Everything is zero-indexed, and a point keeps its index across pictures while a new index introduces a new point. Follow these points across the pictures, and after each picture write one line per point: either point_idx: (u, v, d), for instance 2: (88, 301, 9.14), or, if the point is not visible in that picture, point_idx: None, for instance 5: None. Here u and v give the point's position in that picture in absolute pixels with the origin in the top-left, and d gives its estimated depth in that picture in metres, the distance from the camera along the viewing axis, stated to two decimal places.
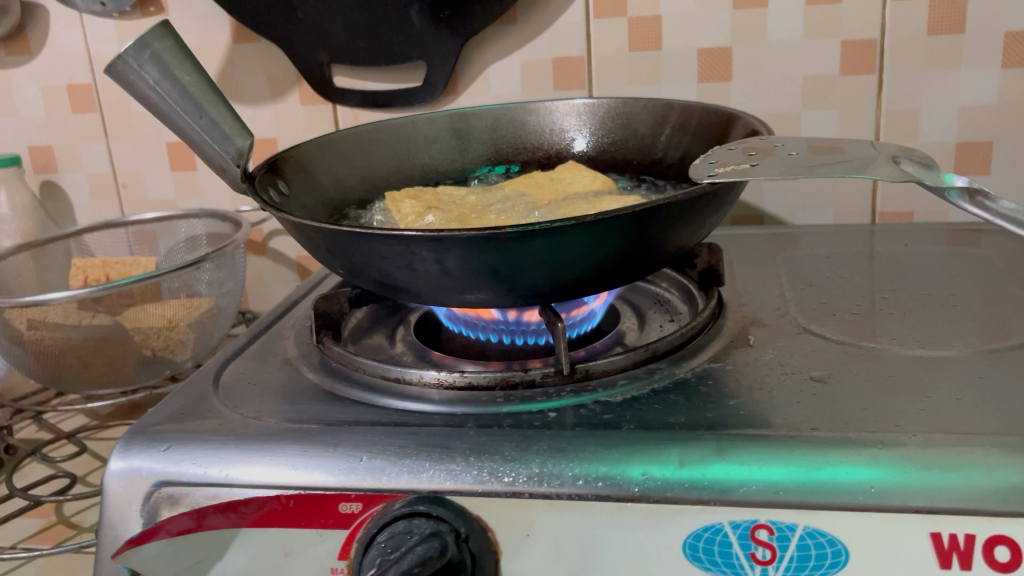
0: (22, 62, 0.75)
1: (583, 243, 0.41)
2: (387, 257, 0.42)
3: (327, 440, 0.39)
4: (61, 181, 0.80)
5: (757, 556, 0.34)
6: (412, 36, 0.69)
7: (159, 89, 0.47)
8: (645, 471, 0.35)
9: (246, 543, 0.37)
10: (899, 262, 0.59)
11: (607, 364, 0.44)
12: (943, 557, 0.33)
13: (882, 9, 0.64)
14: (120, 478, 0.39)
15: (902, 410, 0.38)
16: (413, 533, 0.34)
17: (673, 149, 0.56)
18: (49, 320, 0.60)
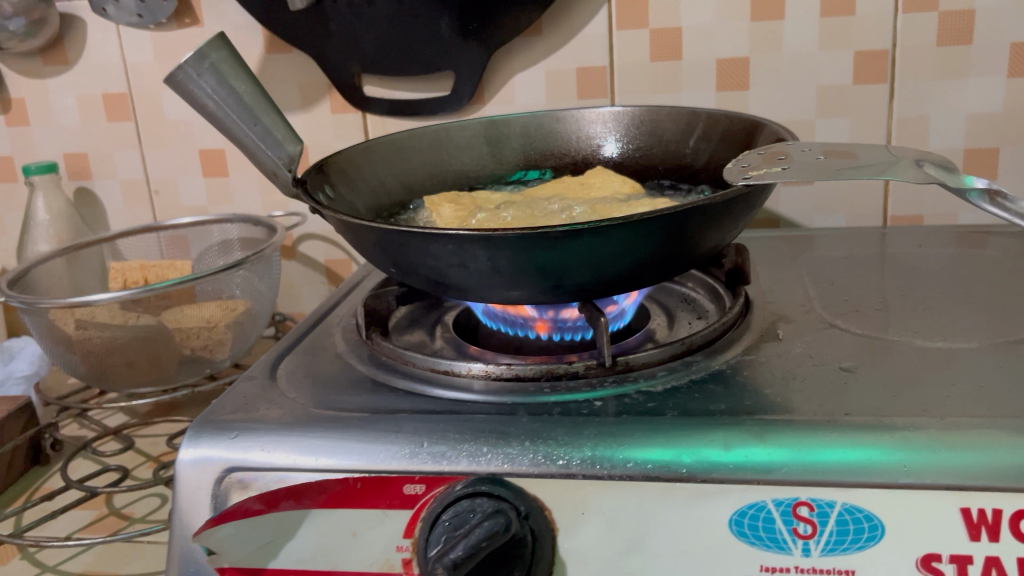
0: (59, 72, 0.78)
1: (626, 244, 0.43)
2: (441, 256, 0.44)
3: (389, 427, 0.41)
4: (95, 187, 0.82)
5: (799, 531, 0.36)
6: (441, 47, 0.71)
7: (216, 97, 0.50)
8: (691, 454, 0.38)
9: (315, 525, 0.39)
10: (913, 262, 0.61)
11: (646, 357, 0.46)
12: (972, 530, 0.35)
13: (893, 20, 0.67)
14: (191, 466, 0.41)
15: (929, 397, 0.41)
16: (476, 512, 0.36)
17: (699, 155, 0.58)
18: (96, 320, 0.62)
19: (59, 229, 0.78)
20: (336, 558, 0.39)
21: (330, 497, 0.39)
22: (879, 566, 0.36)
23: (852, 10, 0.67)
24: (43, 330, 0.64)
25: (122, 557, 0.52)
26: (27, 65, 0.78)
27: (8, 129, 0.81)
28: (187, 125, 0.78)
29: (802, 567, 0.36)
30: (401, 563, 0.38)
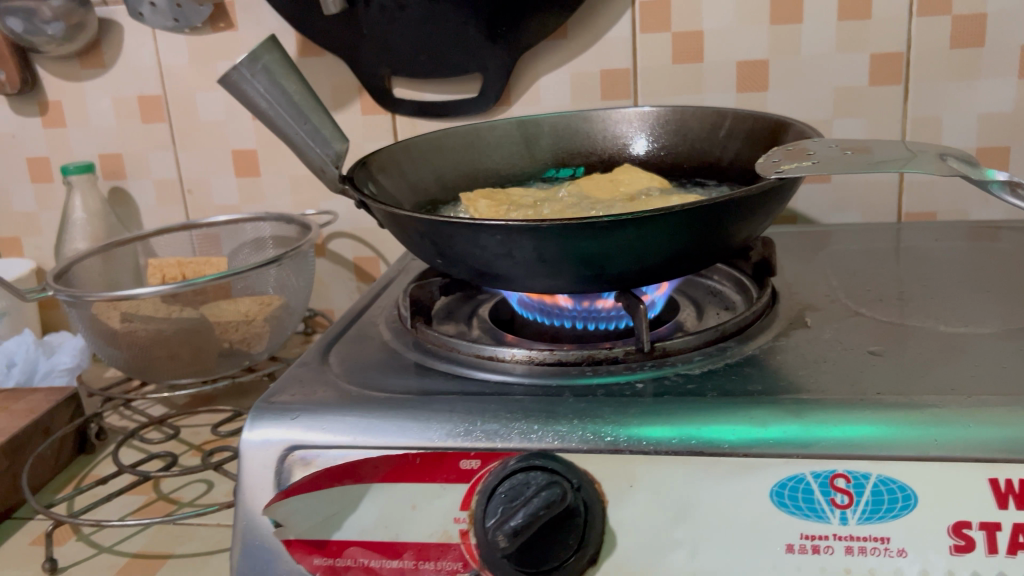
0: (96, 75, 0.80)
1: (667, 235, 0.45)
2: (488, 247, 0.46)
3: (443, 408, 0.43)
4: (129, 187, 0.84)
5: (837, 501, 0.38)
6: (470, 50, 0.74)
7: (268, 97, 0.52)
8: (733, 431, 0.40)
9: (376, 499, 0.41)
10: (930, 255, 0.64)
11: (681, 344, 0.48)
12: (1000, 500, 0.37)
13: (908, 24, 0.69)
14: (254, 446, 0.43)
15: (956, 377, 0.43)
16: (531, 484, 0.38)
17: (726, 153, 0.61)
18: (141, 313, 0.64)
19: (95, 228, 0.81)
20: (397, 530, 0.41)
21: (391, 471, 0.41)
22: (914, 534, 0.37)
23: (868, 13, 0.69)
24: (88, 324, 0.66)
25: (175, 539, 0.54)
26: (65, 69, 0.80)
27: (45, 130, 0.83)
28: (221, 127, 0.81)
29: (841, 536, 0.38)
30: (458, 535, 0.40)
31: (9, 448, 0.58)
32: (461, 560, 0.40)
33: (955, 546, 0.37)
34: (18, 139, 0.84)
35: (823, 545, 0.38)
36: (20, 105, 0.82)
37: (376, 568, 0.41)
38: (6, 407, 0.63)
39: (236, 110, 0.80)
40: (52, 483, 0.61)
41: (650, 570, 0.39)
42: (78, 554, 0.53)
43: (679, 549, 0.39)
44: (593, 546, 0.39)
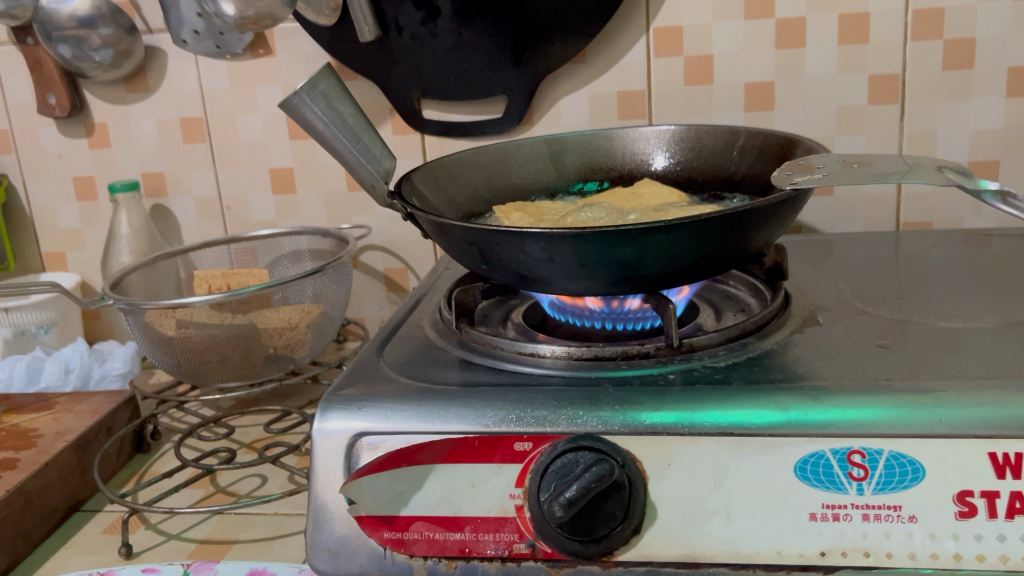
0: (140, 98, 0.86)
1: (694, 240, 0.50)
2: (531, 253, 0.50)
3: (495, 398, 0.48)
4: (170, 205, 0.90)
5: (854, 474, 0.43)
6: (496, 74, 0.79)
7: (325, 119, 0.57)
8: (760, 415, 0.44)
9: (439, 478, 0.45)
10: (928, 260, 0.69)
11: (707, 340, 0.53)
12: (998, 470, 0.42)
13: (903, 48, 0.75)
14: (324, 434, 0.48)
15: (956, 365, 0.48)
16: (580, 462, 0.43)
17: (740, 167, 0.66)
18: (195, 320, 0.69)
19: (140, 242, 0.85)
20: (459, 506, 0.45)
21: (452, 452, 0.46)
22: (923, 502, 0.42)
23: (866, 38, 0.75)
24: (142, 331, 0.71)
25: (237, 526, 0.58)
26: (111, 93, 0.86)
27: (91, 151, 0.88)
28: (259, 147, 0.86)
29: (858, 505, 0.42)
30: (514, 509, 0.45)
31: (78, 444, 0.62)
32: (518, 531, 0.45)
33: (960, 512, 0.42)
34: (65, 159, 0.89)
35: (842, 513, 0.42)
36: (67, 127, 0.88)
37: (440, 540, 0.45)
38: (70, 407, 0.68)
39: (274, 130, 0.85)
40: (115, 478, 0.65)
41: (688, 538, 0.44)
42: (148, 541, 0.57)
43: (713, 518, 0.43)
44: (636, 516, 0.44)
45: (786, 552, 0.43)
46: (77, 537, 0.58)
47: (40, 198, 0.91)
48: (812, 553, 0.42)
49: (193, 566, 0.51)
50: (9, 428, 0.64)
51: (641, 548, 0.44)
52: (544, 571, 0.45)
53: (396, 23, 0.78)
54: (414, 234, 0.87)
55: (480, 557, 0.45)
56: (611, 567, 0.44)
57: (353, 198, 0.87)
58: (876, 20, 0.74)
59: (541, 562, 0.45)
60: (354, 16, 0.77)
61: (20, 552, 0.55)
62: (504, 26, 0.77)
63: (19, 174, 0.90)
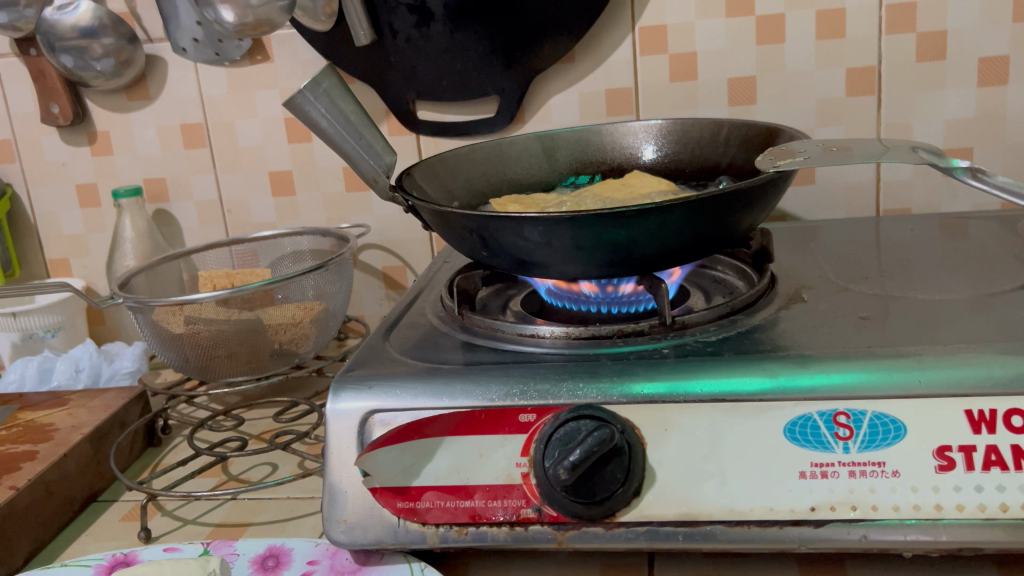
0: (142, 106, 0.88)
1: (685, 222, 0.52)
2: (529, 238, 0.53)
3: (500, 374, 0.50)
4: (172, 209, 0.92)
5: (840, 434, 0.45)
6: (489, 75, 0.82)
7: (328, 117, 0.60)
8: (750, 382, 0.47)
9: (449, 450, 0.48)
10: (907, 243, 0.72)
11: (698, 317, 0.56)
12: (974, 426, 0.44)
13: (878, 41, 0.78)
14: (338, 412, 0.50)
15: (934, 332, 0.51)
16: (582, 430, 0.45)
17: (725, 156, 0.68)
18: (204, 316, 0.71)
19: (144, 246, 0.88)
20: (468, 475, 0.47)
21: (460, 425, 0.48)
22: (905, 458, 0.45)
23: (842, 32, 0.78)
24: (151, 328, 0.73)
25: (251, 510, 0.60)
26: (113, 101, 0.89)
27: (94, 158, 0.91)
28: (258, 150, 0.89)
29: (844, 462, 0.45)
30: (520, 476, 0.47)
31: (93, 437, 0.64)
32: (525, 497, 0.47)
33: (939, 465, 0.44)
34: (68, 167, 0.92)
35: (830, 470, 0.45)
36: (70, 136, 0.90)
37: (451, 508, 0.48)
38: (83, 403, 0.70)
39: (273, 134, 0.88)
40: (129, 470, 0.67)
41: (686, 498, 0.46)
42: (166, 527, 0.59)
43: (709, 480, 0.46)
44: (637, 479, 0.46)
45: (777, 508, 0.45)
46: (95, 524, 0.60)
47: (45, 206, 0.94)
48: (803, 508, 0.45)
49: (213, 545, 0.53)
50: (26, 423, 0.66)
51: (641, 509, 0.46)
52: (550, 534, 0.47)
53: (391, 27, 0.81)
54: (411, 232, 0.90)
55: (489, 522, 0.48)
56: (614, 528, 0.47)
57: (351, 198, 0.89)
58: (851, 15, 0.77)
59: (547, 525, 0.47)
60: (350, 21, 0.80)
61: (42, 539, 0.57)
62: (495, 28, 0.79)
63: (23, 182, 0.93)
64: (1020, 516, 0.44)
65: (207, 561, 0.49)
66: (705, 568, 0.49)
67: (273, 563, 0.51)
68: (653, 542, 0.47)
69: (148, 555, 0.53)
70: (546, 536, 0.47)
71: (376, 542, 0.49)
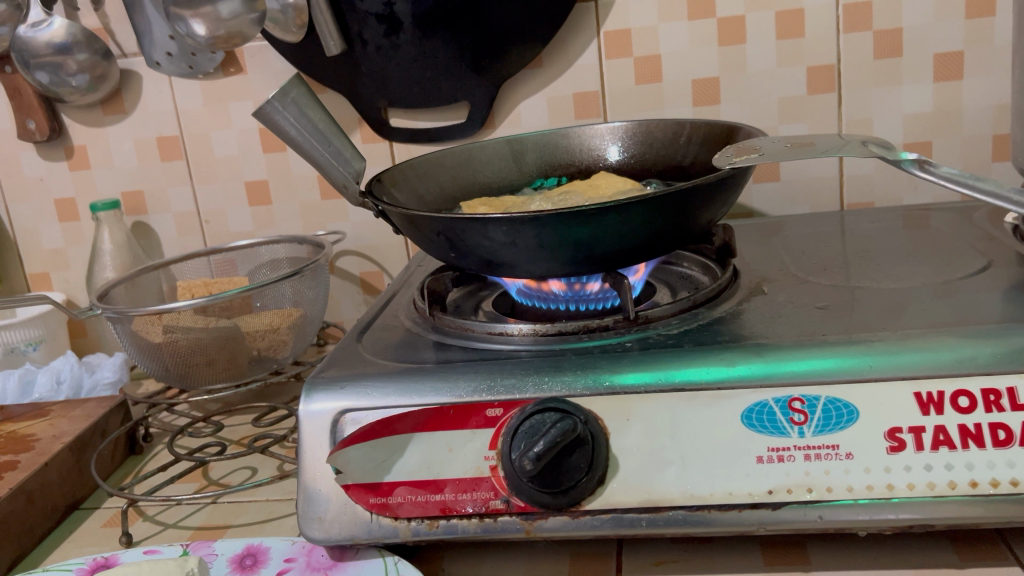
0: (118, 120, 0.90)
1: (644, 218, 0.54)
2: (495, 238, 0.54)
3: (468, 371, 0.52)
4: (150, 221, 0.94)
5: (795, 419, 0.47)
6: (458, 82, 0.84)
7: (297, 125, 0.61)
8: (709, 371, 0.49)
9: (418, 445, 0.49)
10: (868, 235, 0.74)
11: (661, 312, 0.57)
12: (923, 408, 0.46)
13: (837, 40, 0.80)
14: (310, 412, 0.51)
15: (887, 319, 0.53)
16: (547, 422, 0.47)
17: (687, 155, 0.70)
18: (182, 325, 0.72)
19: (123, 258, 0.89)
20: (438, 470, 0.49)
21: (429, 421, 0.49)
22: (858, 440, 0.46)
23: (802, 32, 0.80)
24: (130, 338, 0.74)
25: (230, 513, 0.61)
26: (89, 116, 0.90)
27: (71, 173, 0.92)
28: (234, 161, 0.90)
29: (800, 446, 0.46)
30: (488, 469, 0.48)
31: (75, 446, 0.66)
32: (493, 489, 0.48)
33: (890, 446, 0.46)
34: (46, 182, 0.93)
35: (786, 454, 0.47)
36: (47, 151, 0.92)
37: (422, 502, 0.49)
38: (65, 413, 0.71)
39: (249, 144, 0.90)
40: (110, 478, 0.68)
41: (648, 485, 0.48)
42: (147, 531, 0.60)
43: (670, 467, 0.48)
44: (601, 468, 0.47)
45: (736, 492, 0.47)
46: (78, 531, 0.61)
47: (23, 221, 0.95)
48: (760, 492, 0.47)
49: (192, 546, 0.55)
50: (7, 434, 0.67)
51: (606, 497, 0.48)
52: (518, 524, 0.49)
53: (360, 37, 0.82)
54: (386, 238, 0.91)
55: (459, 515, 0.49)
56: (580, 516, 0.48)
57: (327, 206, 0.91)
58: (810, 15, 0.79)
59: (515, 516, 0.49)
60: (320, 32, 0.81)
61: (25, 547, 0.58)
62: (462, 35, 0.81)
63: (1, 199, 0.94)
64: (968, 492, 0.45)
65: (185, 561, 0.50)
66: (671, 553, 0.50)
67: (251, 562, 0.52)
68: (618, 529, 0.48)
69: (128, 558, 0.54)
70: (514, 526, 0.49)
71: (350, 538, 0.50)
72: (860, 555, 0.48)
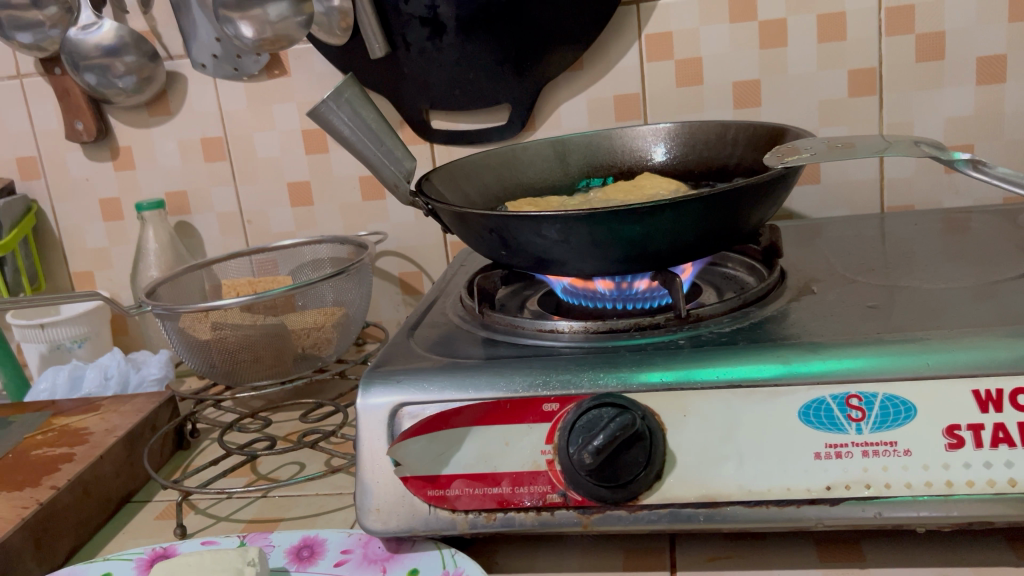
0: (162, 121, 0.91)
1: (697, 217, 0.54)
2: (547, 237, 0.55)
3: (523, 367, 0.52)
4: (193, 221, 0.95)
5: (853, 416, 0.47)
6: (501, 85, 0.84)
7: (350, 125, 0.62)
8: (765, 368, 0.49)
9: (476, 439, 0.50)
10: (912, 237, 0.74)
11: (712, 310, 0.58)
12: (981, 405, 0.46)
13: (878, 43, 0.80)
14: (368, 406, 0.52)
15: (940, 317, 0.53)
16: (604, 417, 0.47)
17: (732, 157, 0.71)
18: (230, 321, 0.73)
19: (166, 258, 0.90)
20: (495, 463, 0.49)
21: (486, 415, 0.50)
22: (916, 437, 0.46)
23: (843, 35, 0.80)
24: (179, 335, 0.76)
25: (281, 506, 0.62)
26: (134, 117, 0.92)
27: (116, 173, 0.94)
28: (276, 162, 0.92)
29: (858, 443, 0.47)
30: (546, 463, 0.49)
31: (127, 439, 0.67)
32: (550, 483, 0.49)
33: (949, 444, 0.46)
34: (92, 182, 0.95)
35: (844, 451, 0.47)
36: (93, 152, 0.94)
37: (480, 494, 0.50)
38: (115, 408, 0.72)
39: (292, 146, 0.91)
40: (161, 471, 0.69)
41: (705, 480, 0.48)
42: (199, 524, 0.60)
43: (727, 462, 0.48)
44: (658, 463, 0.48)
45: (794, 488, 0.47)
46: (132, 523, 0.61)
47: (68, 220, 0.97)
48: (819, 488, 0.47)
49: (248, 537, 0.55)
50: (61, 428, 0.69)
51: (663, 491, 0.48)
52: (576, 518, 0.49)
53: (404, 39, 0.83)
54: (426, 239, 0.92)
55: (517, 508, 0.50)
56: (637, 510, 0.49)
57: (368, 207, 0.92)
58: (852, 18, 0.80)
59: (573, 510, 0.49)
60: (364, 34, 0.82)
61: (82, 537, 0.59)
62: (504, 38, 0.82)
63: (48, 199, 0.96)
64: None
65: (246, 551, 0.50)
66: (725, 549, 0.51)
67: (308, 553, 0.53)
68: (674, 523, 0.49)
69: (186, 548, 0.55)
70: (571, 520, 0.49)
71: (408, 529, 0.51)
72: (915, 552, 0.49)
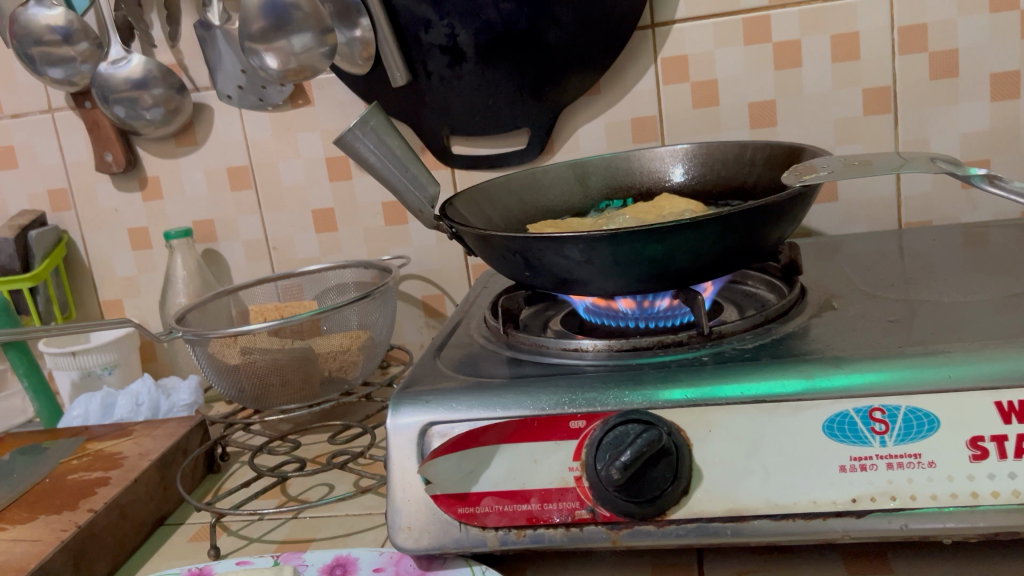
0: (189, 151, 0.94)
1: (717, 235, 0.55)
2: (571, 257, 0.56)
3: (549, 385, 0.53)
4: (220, 248, 0.97)
5: (876, 429, 0.48)
6: (520, 109, 0.86)
7: (376, 152, 0.64)
8: (788, 383, 0.49)
9: (504, 456, 0.51)
10: (931, 252, 0.74)
11: (733, 327, 0.59)
12: (1004, 417, 0.46)
13: (892, 62, 0.81)
14: (398, 427, 0.53)
15: (961, 330, 0.53)
16: (631, 433, 0.48)
17: (749, 177, 0.72)
18: (258, 346, 0.75)
19: (194, 284, 0.92)
20: (524, 480, 0.50)
21: (514, 433, 0.51)
22: (940, 448, 0.47)
23: (857, 54, 0.81)
24: (208, 360, 0.77)
25: (312, 527, 0.63)
26: (162, 148, 0.94)
27: (145, 203, 0.96)
28: (301, 189, 0.93)
29: (882, 455, 0.47)
30: (574, 479, 0.50)
31: (160, 463, 0.68)
32: (578, 499, 0.50)
33: (973, 455, 0.46)
34: (120, 213, 0.97)
35: (868, 463, 0.47)
36: (122, 183, 0.96)
37: (509, 511, 0.50)
38: (148, 433, 0.74)
39: (316, 174, 0.93)
40: (193, 494, 0.70)
41: (731, 494, 0.49)
42: (233, 544, 0.61)
43: (753, 476, 0.48)
44: (685, 479, 0.49)
45: (820, 501, 0.48)
46: (166, 545, 0.62)
47: (98, 249, 0.99)
48: (844, 500, 0.47)
49: (282, 557, 0.56)
50: (95, 453, 0.70)
51: (690, 506, 0.49)
52: (604, 533, 0.50)
53: (425, 68, 0.85)
54: (448, 262, 0.94)
55: (546, 524, 0.50)
56: (665, 525, 0.49)
57: (391, 231, 0.93)
58: (865, 38, 0.81)
59: (601, 525, 0.50)
60: (386, 63, 0.84)
61: (118, 558, 0.60)
62: (523, 64, 0.84)
63: (78, 229, 0.98)
64: None
65: None
66: (753, 563, 0.51)
67: (341, 572, 0.54)
68: (701, 538, 0.49)
69: (222, 568, 0.56)
70: (600, 535, 0.50)
71: (439, 547, 0.52)
72: (942, 564, 0.49)
